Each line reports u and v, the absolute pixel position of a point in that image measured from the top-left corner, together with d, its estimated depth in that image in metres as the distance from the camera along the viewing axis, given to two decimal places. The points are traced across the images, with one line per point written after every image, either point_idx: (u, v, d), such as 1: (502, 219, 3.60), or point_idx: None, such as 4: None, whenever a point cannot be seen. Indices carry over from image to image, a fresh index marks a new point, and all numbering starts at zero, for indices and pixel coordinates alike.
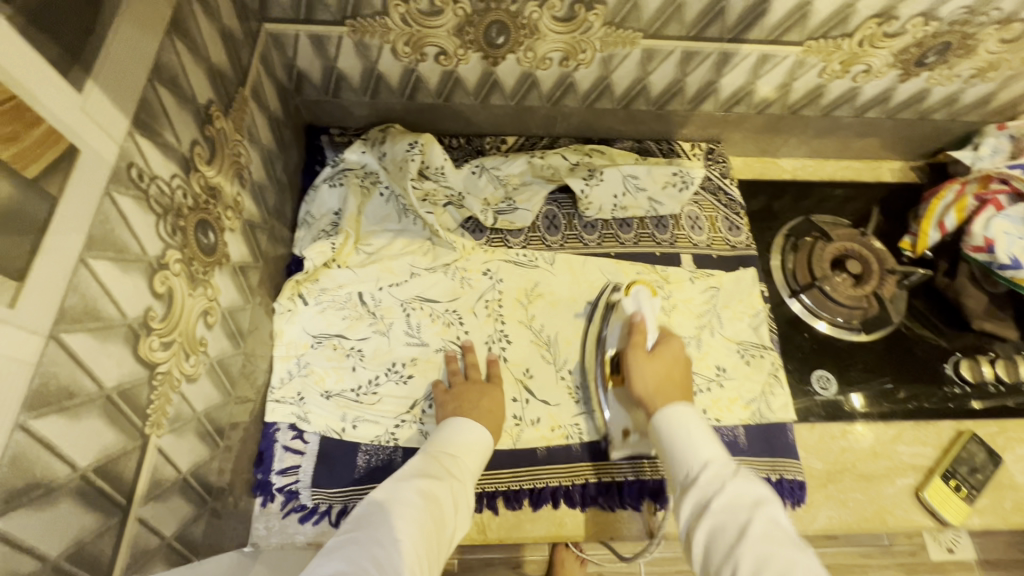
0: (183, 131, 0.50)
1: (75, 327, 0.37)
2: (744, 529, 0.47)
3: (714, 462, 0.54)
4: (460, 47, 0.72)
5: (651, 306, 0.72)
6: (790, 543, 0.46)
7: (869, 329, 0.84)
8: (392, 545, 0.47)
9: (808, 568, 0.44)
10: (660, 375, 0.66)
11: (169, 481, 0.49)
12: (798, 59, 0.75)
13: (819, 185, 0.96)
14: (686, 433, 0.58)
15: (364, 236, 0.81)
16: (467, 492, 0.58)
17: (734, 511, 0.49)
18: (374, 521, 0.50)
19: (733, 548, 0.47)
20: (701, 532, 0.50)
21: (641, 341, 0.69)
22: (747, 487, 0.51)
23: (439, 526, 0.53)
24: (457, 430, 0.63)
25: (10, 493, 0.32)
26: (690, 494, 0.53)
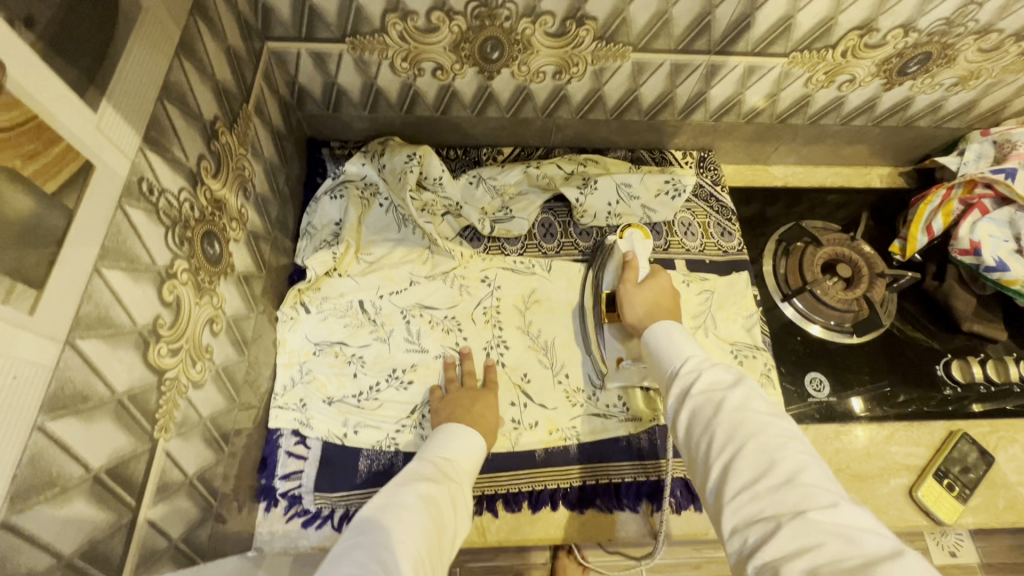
0: (190, 146, 0.52)
1: (90, 334, 0.39)
2: (722, 401, 0.49)
3: (694, 357, 0.56)
4: (456, 62, 0.74)
5: (644, 247, 0.78)
6: (766, 412, 0.48)
7: (860, 332, 0.86)
8: (398, 544, 0.48)
9: (781, 432, 0.46)
10: (649, 301, 0.70)
11: (177, 484, 0.51)
12: (783, 70, 0.78)
13: (809, 191, 0.98)
14: (670, 339, 0.60)
15: (364, 245, 0.83)
16: (462, 498, 0.59)
17: (711, 392, 0.51)
18: (375, 525, 0.50)
19: (713, 417, 0.49)
20: (684, 414, 0.51)
21: (632, 274, 0.74)
22: (724, 372, 0.53)
23: (440, 529, 0.53)
24: (449, 436, 0.65)
25: (27, 492, 0.34)
26: (673, 386, 0.55)
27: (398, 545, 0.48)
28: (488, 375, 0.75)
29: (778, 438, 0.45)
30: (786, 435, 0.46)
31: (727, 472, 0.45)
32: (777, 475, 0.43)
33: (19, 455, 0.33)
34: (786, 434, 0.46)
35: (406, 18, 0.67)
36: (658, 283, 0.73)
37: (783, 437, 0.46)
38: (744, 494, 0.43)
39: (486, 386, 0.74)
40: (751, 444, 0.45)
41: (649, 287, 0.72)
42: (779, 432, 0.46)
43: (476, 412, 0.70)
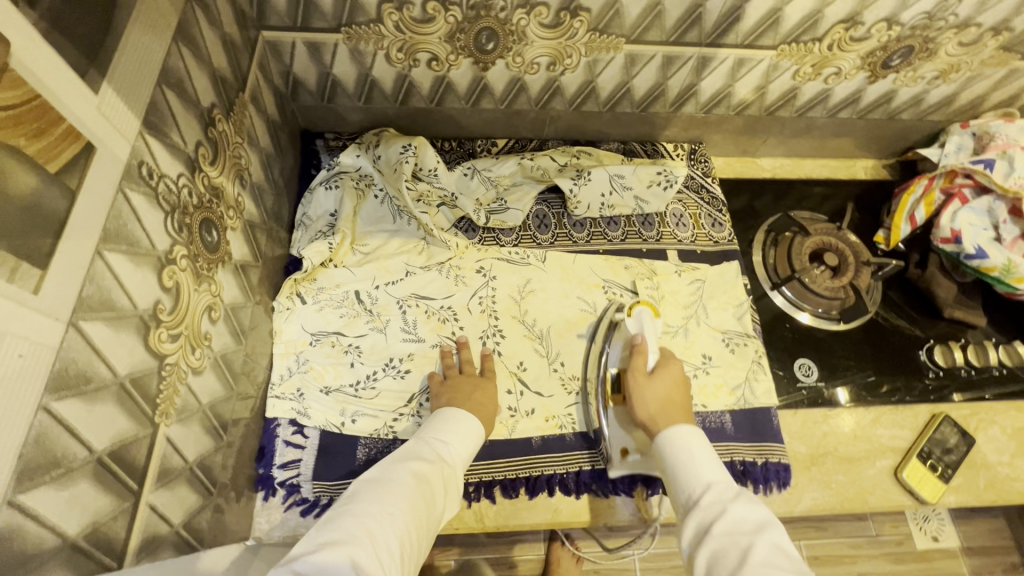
0: (188, 132, 0.52)
1: (92, 315, 0.39)
2: (745, 551, 0.48)
3: (716, 486, 0.56)
4: (452, 53, 0.75)
5: (653, 328, 0.76)
6: (792, 568, 0.46)
7: (846, 319, 0.88)
8: (387, 517, 0.51)
9: None
10: (661, 398, 0.68)
11: (177, 470, 0.51)
12: (772, 62, 0.79)
13: (796, 183, 1.00)
14: (689, 457, 0.60)
15: (360, 236, 0.84)
16: (456, 476, 0.61)
17: (734, 536, 0.51)
18: (367, 496, 0.53)
19: (734, 566, 0.48)
20: (704, 554, 0.51)
21: (641, 362, 0.71)
22: (748, 513, 0.52)
23: (430, 507, 0.56)
24: (447, 418, 0.66)
25: (33, 471, 0.33)
26: (694, 517, 0.55)
27: (385, 517, 0.51)
28: (485, 364, 0.76)
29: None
30: None
31: None
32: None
33: (26, 434, 0.33)
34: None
35: (401, 8, 0.68)
36: (670, 377, 0.71)
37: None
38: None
39: (484, 373, 0.75)
40: None
41: (659, 379, 0.70)
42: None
43: (474, 400, 0.70)
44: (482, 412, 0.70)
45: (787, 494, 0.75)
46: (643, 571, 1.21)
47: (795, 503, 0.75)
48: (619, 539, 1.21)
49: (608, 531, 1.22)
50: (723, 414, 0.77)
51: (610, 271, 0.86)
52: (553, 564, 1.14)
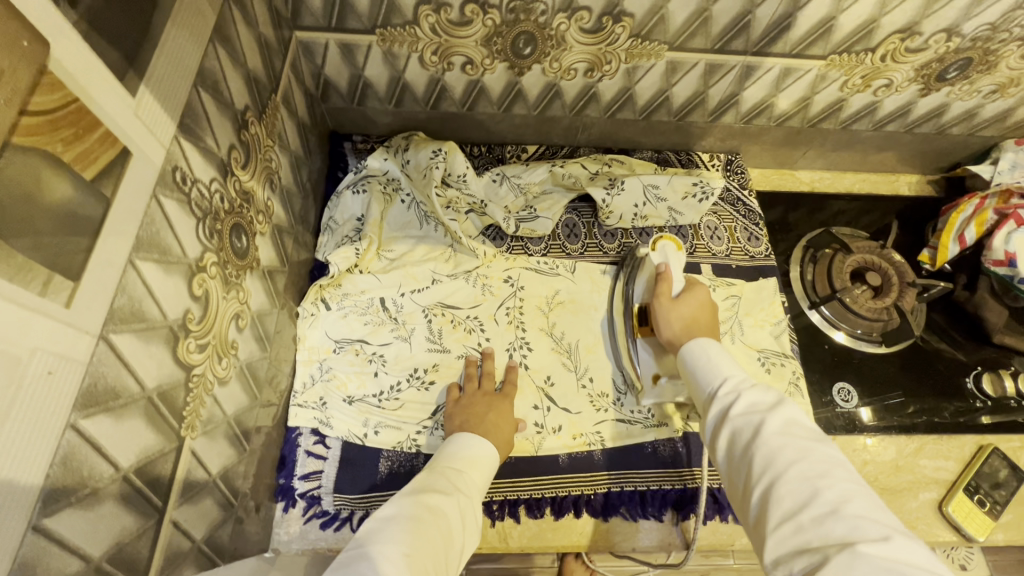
0: (222, 136, 0.50)
1: (123, 328, 0.37)
2: (763, 423, 0.48)
3: (733, 377, 0.55)
4: (487, 57, 0.72)
5: (678, 259, 0.74)
6: (811, 435, 0.47)
7: (889, 342, 0.84)
8: (401, 555, 0.46)
9: (826, 456, 0.44)
10: (685, 319, 0.67)
11: (201, 484, 0.49)
12: (819, 73, 0.76)
13: (836, 198, 0.97)
14: (709, 359, 0.59)
15: (386, 242, 0.82)
16: (473, 511, 0.57)
17: (750, 413, 0.50)
18: (379, 535, 0.49)
19: (753, 438, 0.47)
20: (724, 440, 0.50)
21: (666, 289, 0.70)
22: (764, 393, 0.52)
23: (448, 547, 0.51)
24: (460, 447, 0.62)
25: (59, 493, 0.32)
26: (712, 404, 0.54)
27: (399, 555, 0.46)
28: (509, 377, 0.74)
29: (821, 460, 0.44)
30: (831, 462, 0.44)
31: (768, 499, 0.43)
32: (822, 504, 0.41)
33: (52, 455, 0.31)
34: (831, 458, 0.45)
35: (439, 9, 0.66)
36: (697, 298, 0.69)
37: (829, 460, 0.44)
38: (788, 519, 0.41)
39: (503, 393, 0.72)
40: (794, 472, 0.43)
41: (685, 301, 0.68)
42: (823, 453, 0.45)
43: (496, 422, 0.68)
44: (502, 434, 0.67)
45: None
46: None
47: None
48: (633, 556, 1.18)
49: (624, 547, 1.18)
50: None
51: None
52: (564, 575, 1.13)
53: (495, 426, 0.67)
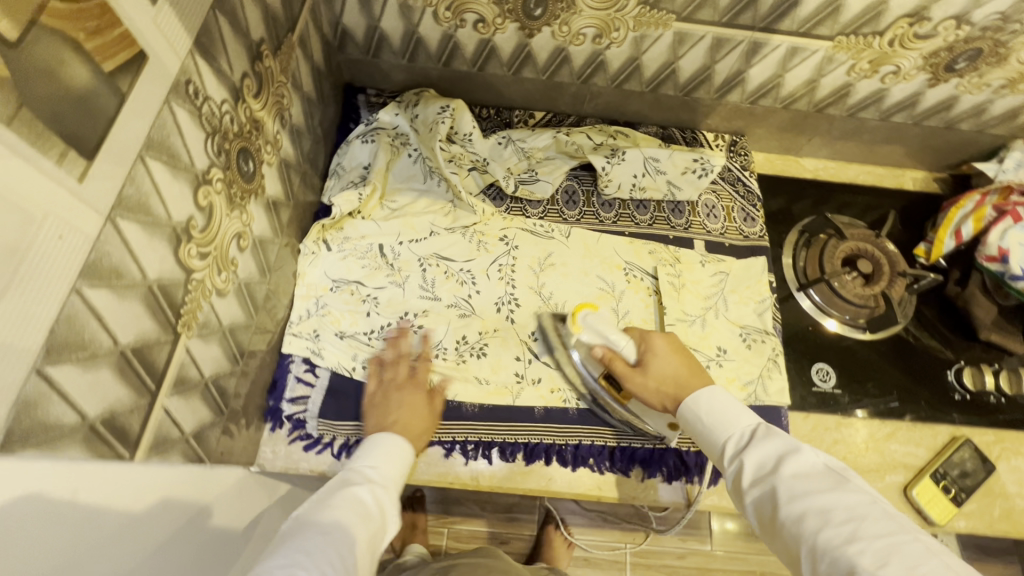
0: (235, 61, 0.54)
1: (130, 216, 0.41)
2: (777, 493, 0.50)
3: (733, 434, 0.57)
4: (498, 16, 0.75)
5: (607, 324, 0.72)
6: (822, 486, 0.48)
7: (873, 329, 0.85)
8: (321, 537, 0.49)
9: (849, 511, 0.46)
10: (667, 381, 0.66)
11: (193, 382, 0.53)
12: (826, 54, 0.77)
13: (838, 187, 0.97)
14: (706, 412, 0.60)
15: (390, 192, 0.85)
16: (393, 493, 0.60)
17: (762, 479, 0.52)
18: (295, 526, 0.51)
19: (776, 513, 0.50)
20: (751, 510, 0.53)
21: (623, 364, 0.69)
22: (768, 449, 0.53)
23: (369, 529, 0.54)
24: (375, 445, 0.63)
25: (62, 346, 0.36)
26: (727, 472, 0.56)
27: (320, 535, 0.49)
28: (416, 368, 0.74)
29: (844, 520, 0.45)
30: (856, 514, 0.45)
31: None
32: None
33: (59, 311, 0.35)
34: (854, 508, 0.46)
35: None
36: (657, 353, 0.68)
37: (853, 516, 0.45)
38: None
39: (407, 383, 0.72)
40: (827, 545, 0.45)
41: (649, 366, 0.68)
42: (839, 507, 0.46)
43: (407, 418, 0.68)
44: (414, 425, 0.68)
45: None
46: (633, 564, 1.20)
47: None
48: (612, 532, 1.22)
49: (603, 522, 1.22)
50: None
51: (634, 254, 0.86)
52: (546, 546, 1.15)
53: (406, 423, 0.67)
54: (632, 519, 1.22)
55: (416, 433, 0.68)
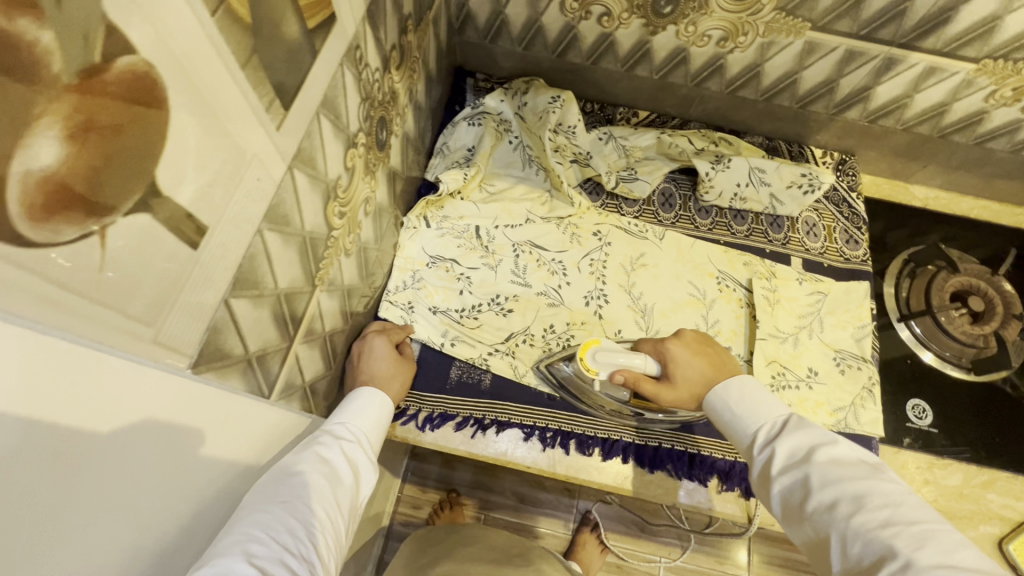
0: (390, 33, 0.56)
1: (303, 169, 0.43)
2: (808, 480, 0.47)
3: (768, 423, 0.54)
4: (626, 11, 0.75)
5: (613, 353, 0.66)
6: (859, 474, 0.45)
7: (978, 369, 0.80)
8: (280, 509, 0.42)
9: (881, 493, 0.43)
10: (696, 381, 0.63)
11: (317, 334, 0.55)
12: (966, 77, 0.73)
13: (950, 219, 0.92)
14: (740, 399, 0.58)
15: (489, 176, 0.87)
16: (363, 451, 0.55)
17: (794, 465, 0.49)
18: (253, 495, 0.42)
19: (805, 501, 0.46)
20: (776, 492, 0.49)
21: (649, 384, 0.65)
22: (803, 437, 0.50)
23: (340, 493, 0.48)
24: (356, 408, 0.59)
25: (243, 280, 0.38)
26: (755, 460, 0.53)
27: (279, 507, 0.42)
28: (388, 327, 0.73)
29: (878, 504, 0.43)
30: (893, 497, 0.43)
31: (844, 555, 0.42)
32: (895, 555, 0.39)
33: (247, 248, 0.38)
34: (889, 493, 0.44)
35: None
36: (682, 361, 0.64)
37: (886, 500, 0.43)
38: None
39: (361, 337, 0.71)
40: (858, 526, 0.42)
41: (676, 377, 0.64)
42: (876, 492, 0.43)
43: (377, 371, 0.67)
44: (382, 372, 0.67)
45: None
46: None
47: None
48: (648, 544, 1.17)
49: (639, 532, 1.18)
50: None
51: (728, 264, 0.84)
52: (576, 548, 1.13)
53: (374, 373, 0.66)
54: (670, 535, 1.18)
55: (389, 380, 0.67)
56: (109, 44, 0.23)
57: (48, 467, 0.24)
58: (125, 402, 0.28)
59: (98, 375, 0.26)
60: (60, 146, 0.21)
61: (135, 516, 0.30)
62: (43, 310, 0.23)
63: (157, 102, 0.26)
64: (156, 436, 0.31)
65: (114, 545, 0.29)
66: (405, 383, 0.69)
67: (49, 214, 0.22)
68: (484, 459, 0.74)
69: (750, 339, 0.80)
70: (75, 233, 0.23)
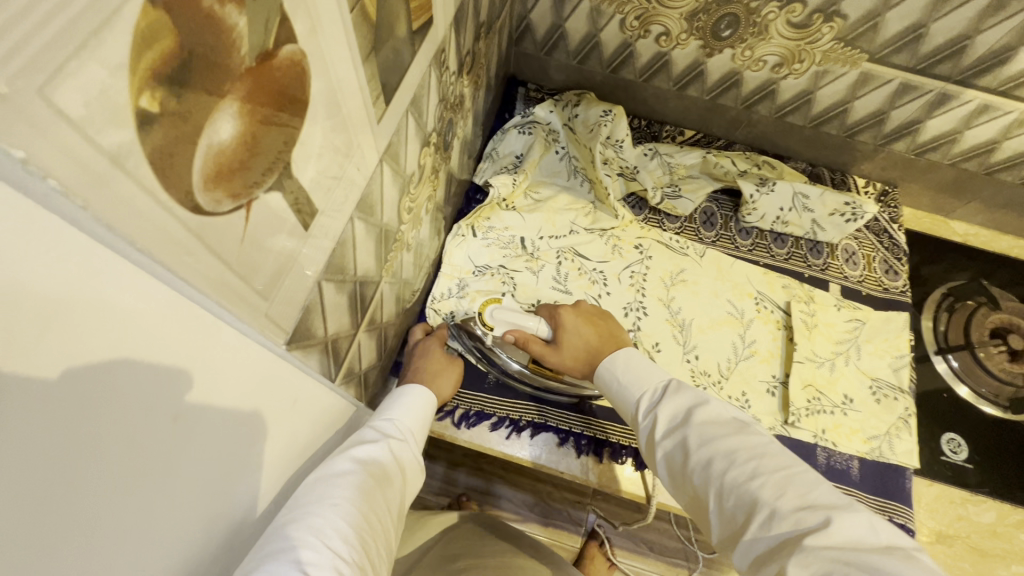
0: (467, 39, 0.58)
1: (390, 163, 0.45)
2: (687, 440, 0.49)
3: (651, 390, 0.57)
4: (685, 32, 0.77)
5: (511, 312, 0.69)
6: (728, 430, 0.48)
7: (1016, 409, 0.80)
8: (332, 511, 0.41)
9: (749, 445, 0.47)
10: (580, 346, 0.66)
11: (376, 323, 0.57)
12: (1019, 117, 0.75)
13: (989, 257, 0.93)
14: (626, 366, 0.60)
15: (535, 184, 0.88)
16: (408, 450, 0.57)
17: (675, 428, 0.51)
18: (306, 494, 0.42)
19: (686, 459, 0.49)
20: (660, 458, 0.52)
21: (536, 343, 0.68)
22: (681, 399, 0.53)
23: (387, 496, 0.49)
24: (403, 406, 0.61)
25: (333, 264, 0.40)
26: (640, 426, 0.56)
27: (329, 508, 0.41)
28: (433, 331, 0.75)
29: (747, 458, 0.46)
30: (760, 448, 0.46)
31: (722, 512, 0.46)
32: (763, 508, 0.42)
33: (340, 234, 0.39)
34: (757, 445, 0.47)
35: None
36: (570, 326, 0.67)
37: (754, 452, 0.46)
38: (738, 530, 0.44)
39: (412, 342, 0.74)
40: (731, 483, 0.45)
41: (563, 342, 0.67)
42: (743, 446, 0.47)
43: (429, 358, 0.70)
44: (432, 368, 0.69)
45: None
46: None
47: None
48: (657, 562, 1.16)
49: (647, 551, 1.17)
50: (851, 459, 0.74)
51: (767, 286, 0.85)
52: (586, 560, 1.12)
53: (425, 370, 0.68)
54: (677, 555, 1.17)
55: (435, 376, 0.68)
56: (281, 33, 0.24)
57: (177, 439, 0.26)
58: (228, 387, 0.30)
59: (217, 359, 0.28)
60: (234, 122, 0.23)
61: (220, 493, 0.32)
62: (198, 287, 0.25)
63: (303, 90, 0.28)
64: (244, 420, 0.33)
65: (192, 511, 0.29)
66: (452, 379, 0.70)
67: (216, 184, 0.23)
68: (516, 460, 0.75)
69: (786, 361, 0.80)
70: (230, 206, 0.25)
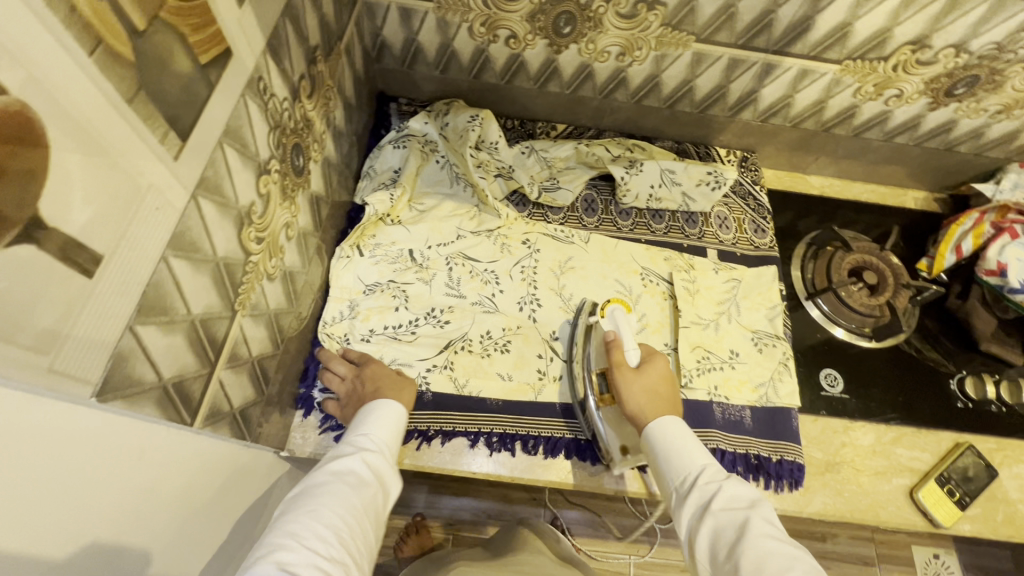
0: (296, 63, 0.58)
1: (208, 196, 0.45)
2: (746, 525, 0.50)
3: (710, 467, 0.57)
4: (529, 32, 0.80)
5: (625, 324, 0.76)
6: (786, 540, 0.49)
7: (879, 337, 0.89)
8: (308, 517, 0.49)
9: (802, 564, 0.47)
10: (648, 389, 0.67)
11: (243, 358, 0.56)
12: (834, 77, 0.83)
13: (844, 204, 1.02)
14: (690, 441, 0.60)
15: (417, 195, 0.89)
16: (387, 457, 0.60)
17: (733, 509, 0.52)
18: (287, 511, 0.51)
19: (735, 543, 0.49)
20: (706, 532, 0.52)
21: (620, 356, 0.71)
22: (743, 491, 0.54)
23: (364, 497, 0.54)
24: (367, 413, 0.64)
25: (149, 307, 0.39)
26: (689, 493, 0.55)
27: (305, 516, 0.49)
28: (347, 355, 0.75)
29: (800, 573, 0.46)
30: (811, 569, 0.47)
31: None
32: None
33: (150, 275, 0.38)
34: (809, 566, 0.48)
35: None
36: (658, 367, 0.70)
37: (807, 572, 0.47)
38: None
39: (337, 370, 0.74)
40: None
41: (645, 371, 0.69)
42: (799, 563, 0.47)
43: (384, 374, 0.71)
44: (392, 380, 0.70)
45: (798, 494, 0.77)
46: None
47: (806, 504, 0.76)
48: (617, 542, 1.19)
49: (606, 533, 1.19)
50: (743, 409, 0.80)
51: (650, 261, 0.90)
52: None
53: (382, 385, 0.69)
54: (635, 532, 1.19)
55: (400, 388, 0.70)
56: None
57: None
58: (42, 455, 0.31)
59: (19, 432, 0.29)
60: None
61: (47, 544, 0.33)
62: None
63: (38, 137, 0.28)
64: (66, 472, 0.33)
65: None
66: (416, 389, 0.72)
67: None
68: (430, 471, 0.75)
69: (675, 328, 0.85)
70: None
